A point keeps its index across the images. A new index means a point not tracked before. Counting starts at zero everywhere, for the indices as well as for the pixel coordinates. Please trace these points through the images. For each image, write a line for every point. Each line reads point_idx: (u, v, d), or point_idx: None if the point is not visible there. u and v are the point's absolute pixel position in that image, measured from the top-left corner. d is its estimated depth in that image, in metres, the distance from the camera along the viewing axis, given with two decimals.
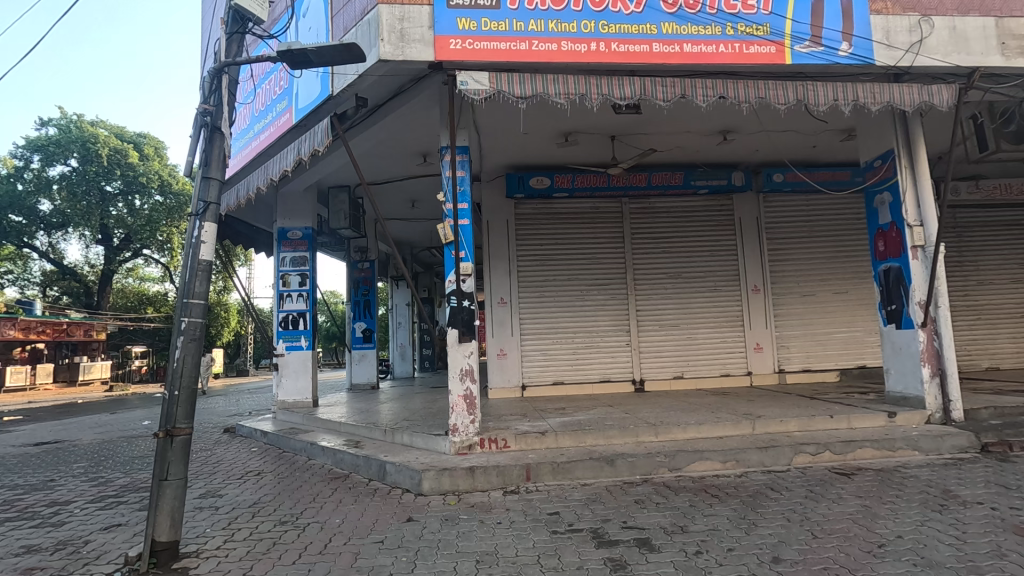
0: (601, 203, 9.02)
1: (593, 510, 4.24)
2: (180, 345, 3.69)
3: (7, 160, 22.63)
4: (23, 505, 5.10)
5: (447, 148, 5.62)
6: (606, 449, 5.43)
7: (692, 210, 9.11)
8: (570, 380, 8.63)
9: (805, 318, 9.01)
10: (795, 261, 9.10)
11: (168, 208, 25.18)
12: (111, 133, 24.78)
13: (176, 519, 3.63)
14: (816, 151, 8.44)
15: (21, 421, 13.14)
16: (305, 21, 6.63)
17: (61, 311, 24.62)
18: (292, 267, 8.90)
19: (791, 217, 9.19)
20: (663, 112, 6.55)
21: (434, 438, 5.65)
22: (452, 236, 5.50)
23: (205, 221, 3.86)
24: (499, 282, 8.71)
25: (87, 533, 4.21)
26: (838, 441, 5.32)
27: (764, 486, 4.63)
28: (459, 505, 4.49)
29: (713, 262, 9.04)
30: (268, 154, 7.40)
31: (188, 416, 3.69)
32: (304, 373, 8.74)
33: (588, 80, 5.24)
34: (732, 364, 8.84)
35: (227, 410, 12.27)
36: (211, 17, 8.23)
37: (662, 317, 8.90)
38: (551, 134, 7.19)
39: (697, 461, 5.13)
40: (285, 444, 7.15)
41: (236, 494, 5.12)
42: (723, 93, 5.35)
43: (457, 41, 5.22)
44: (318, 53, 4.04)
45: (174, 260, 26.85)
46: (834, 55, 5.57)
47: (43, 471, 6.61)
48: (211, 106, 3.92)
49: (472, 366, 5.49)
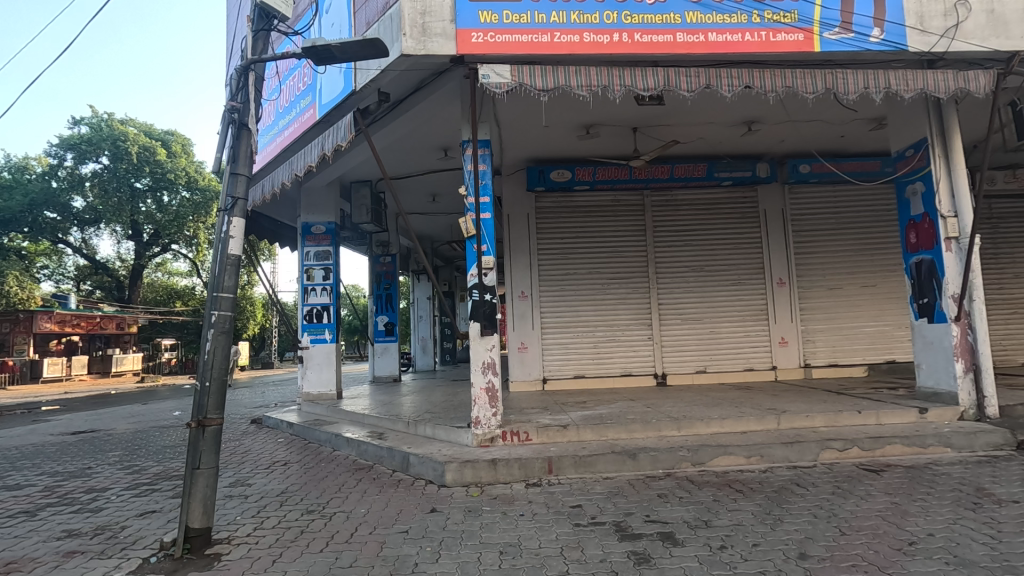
0: (623, 195, 8.95)
1: (615, 503, 4.24)
2: (210, 338, 3.78)
3: (42, 158, 23.36)
4: (62, 491, 5.30)
5: (469, 142, 5.63)
6: (628, 443, 5.41)
7: (715, 202, 8.99)
8: (591, 374, 8.61)
9: (832, 311, 8.83)
10: (821, 254, 8.93)
11: (194, 203, 25.85)
12: (139, 131, 25.34)
13: (208, 507, 3.73)
14: (845, 141, 8.23)
15: (58, 410, 13.66)
16: (328, 17, 6.68)
17: (94, 305, 25.43)
18: (316, 261, 9.04)
19: (818, 209, 9.01)
20: (687, 103, 6.47)
21: (456, 430, 5.71)
22: (473, 230, 5.53)
23: (234, 216, 3.92)
24: (520, 275, 8.72)
25: (123, 519, 4.36)
26: (866, 437, 5.22)
27: (790, 481, 4.57)
28: (482, 496, 4.53)
29: (737, 255, 8.91)
30: (292, 149, 7.50)
31: (218, 407, 3.79)
32: (328, 365, 8.87)
33: (610, 72, 5.23)
34: (756, 358, 8.72)
35: (253, 401, 12.55)
36: (237, 14, 8.37)
37: (685, 311, 8.82)
38: (573, 126, 7.15)
39: (720, 455, 5.09)
40: (310, 435, 7.28)
41: (264, 484, 5.25)
42: (749, 83, 5.29)
43: (479, 34, 5.22)
44: (341, 49, 4.06)
45: (200, 255, 27.51)
46: (865, 42, 5.41)
47: (81, 459, 6.86)
48: (238, 104, 4.00)
49: (494, 359, 5.52)
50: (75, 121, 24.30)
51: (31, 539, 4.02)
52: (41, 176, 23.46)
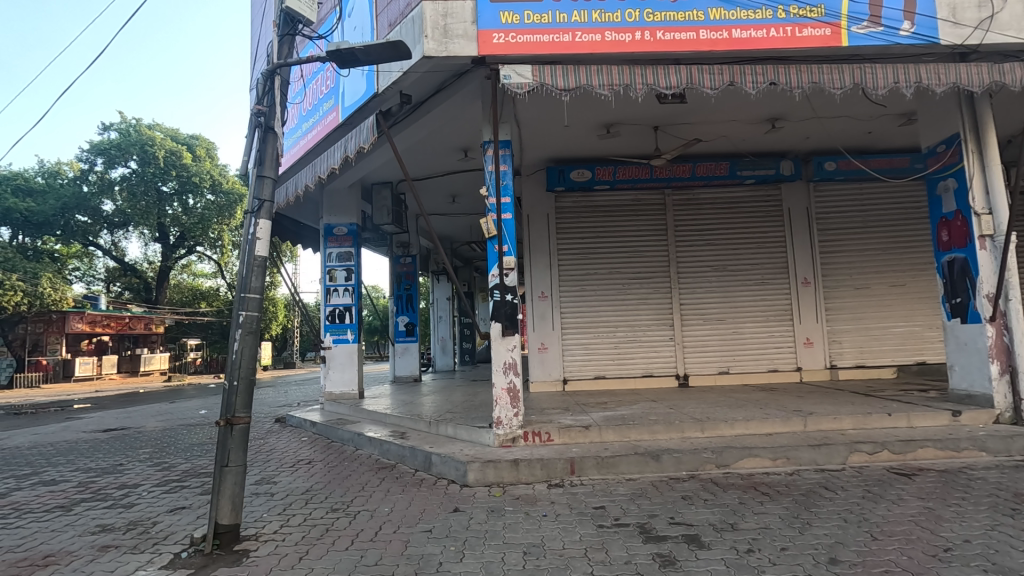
0: (643, 194, 8.88)
1: (639, 504, 4.21)
2: (239, 338, 3.84)
3: (74, 163, 24.06)
4: (95, 487, 5.44)
5: (490, 143, 5.66)
6: (651, 444, 5.36)
7: (737, 201, 8.86)
8: (612, 375, 8.56)
9: (859, 312, 8.65)
10: (847, 254, 8.75)
11: (219, 206, 26.42)
12: (166, 136, 25.92)
13: (236, 504, 3.79)
14: (872, 138, 8.05)
15: (88, 409, 14.06)
16: (351, 20, 6.76)
17: (124, 305, 26.13)
18: (338, 262, 9.14)
19: (844, 207, 8.83)
20: (710, 101, 6.39)
21: (478, 431, 5.72)
22: (494, 231, 5.54)
23: (261, 218, 3.98)
24: (540, 276, 8.71)
25: (155, 515, 4.46)
26: (897, 440, 5.09)
27: (818, 485, 4.48)
28: (505, 497, 4.54)
29: (761, 254, 8.78)
30: (315, 152, 7.60)
31: (246, 405, 3.84)
32: (350, 365, 8.97)
33: (632, 70, 5.20)
34: (781, 359, 8.58)
35: (277, 401, 12.76)
36: (263, 20, 8.53)
37: (707, 312, 8.71)
38: (593, 125, 7.11)
39: (746, 458, 5.01)
40: (333, 435, 7.37)
41: (289, 482, 5.33)
42: (774, 79, 5.22)
43: (500, 35, 5.23)
44: (365, 52, 4.10)
45: (224, 257, 28.07)
46: (894, 36, 5.28)
47: (113, 456, 7.04)
48: (265, 108, 4.07)
49: (516, 359, 5.53)
50: (106, 127, 24.99)
51: (67, 533, 4.13)
52: (73, 180, 24.18)
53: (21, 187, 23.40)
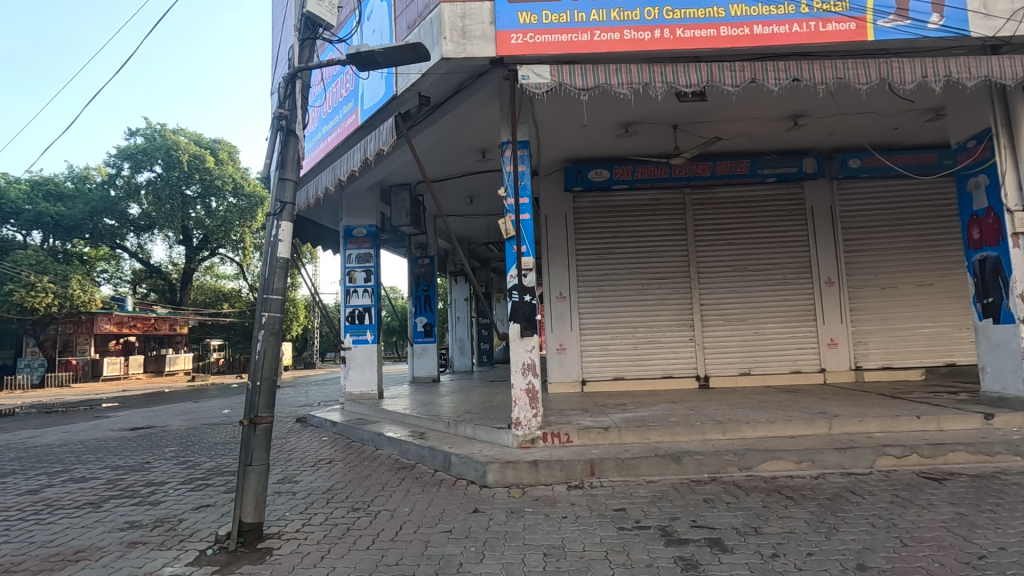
0: (662, 194, 8.80)
1: (660, 507, 4.16)
2: (261, 338, 3.89)
3: (102, 168, 24.69)
4: (124, 484, 5.57)
5: (508, 143, 5.66)
6: (671, 446, 5.30)
7: (759, 200, 8.72)
8: (631, 376, 8.50)
9: (885, 312, 8.46)
10: (872, 253, 8.57)
11: (241, 208, 26.91)
12: (189, 140, 26.42)
13: (260, 502, 3.83)
14: (899, 134, 7.87)
15: (116, 407, 14.44)
16: (370, 24, 6.83)
17: (149, 306, 26.71)
18: (358, 263, 9.23)
19: (869, 205, 8.64)
20: (731, 98, 6.30)
21: (497, 432, 5.72)
22: (513, 231, 5.54)
23: (282, 220, 4.03)
24: (558, 276, 8.69)
25: (181, 512, 4.55)
26: (927, 444, 4.97)
27: (844, 489, 4.39)
28: (524, 498, 4.53)
29: (783, 253, 8.64)
30: (335, 154, 7.68)
31: (268, 405, 3.88)
32: (369, 365, 9.04)
33: (652, 69, 5.15)
34: (804, 360, 8.43)
35: (298, 400, 12.92)
36: (284, 24, 8.67)
37: (727, 312, 8.60)
38: (611, 125, 7.08)
39: (769, 460, 4.93)
40: (353, 434, 7.44)
41: (310, 481, 5.38)
42: (797, 76, 5.13)
43: (518, 35, 5.23)
44: (385, 55, 4.12)
45: (246, 258, 28.56)
46: (922, 29, 5.15)
47: (140, 454, 7.20)
48: (286, 111, 4.12)
49: (534, 360, 5.51)
50: (132, 132, 25.57)
51: (97, 529, 4.23)
52: (101, 184, 24.80)
53: (51, 192, 24.05)
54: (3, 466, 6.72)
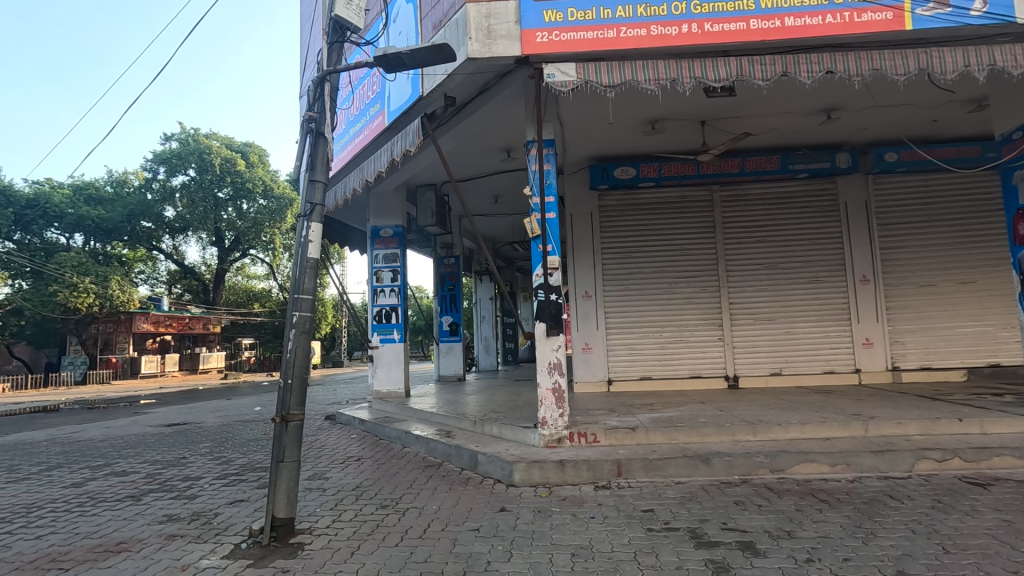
0: (690, 191, 8.67)
1: (689, 509, 4.10)
2: (292, 337, 3.96)
3: (139, 172, 25.54)
4: (162, 478, 5.75)
5: (533, 142, 5.65)
6: (700, 447, 5.23)
7: (790, 196, 8.52)
8: (658, 375, 8.40)
9: (923, 311, 8.19)
10: (909, 249, 8.30)
11: (271, 210, 27.52)
12: (221, 144, 27.14)
13: (291, 498, 3.90)
14: (938, 126, 7.59)
15: (153, 404, 14.92)
16: (396, 26, 6.91)
17: (184, 306, 27.51)
18: (384, 263, 9.34)
19: (906, 200, 8.37)
20: (761, 93, 6.17)
21: (523, 431, 5.72)
22: (538, 230, 5.53)
23: (312, 221, 4.10)
24: (583, 275, 8.65)
25: (216, 507, 4.68)
26: (970, 447, 4.79)
27: (881, 493, 4.26)
28: (551, 497, 4.52)
29: (815, 250, 8.43)
30: (363, 155, 7.78)
31: (299, 403, 3.95)
32: (396, 364, 9.15)
33: (679, 64, 5.09)
34: (837, 361, 8.21)
35: (327, 398, 13.14)
36: (313, 28, 8.83)
37: (757, 311, 8.42)
38: (637, 122, 7.00)
39: (802, 463, 4.81)
40: (380, 432, 7.54)
41: (340, 478, 5.48)
42: (831, 68, 4.99)
43: (543, 34, 5.21)
44: (411, 56, 4.15)
45: (276, 258, 29.22)
46: (964, 16, 4.96)
47: (177, 449, 7.42)
48: (315, 114, 4.19)
49: (561, 359, 5.48)
50: (167, 137, 26.41)
51: (137, 521, 4.38)
52: (139, 188, 25.65)
53: (92, 196, 24.97)
54: (50, 460, 7.00)
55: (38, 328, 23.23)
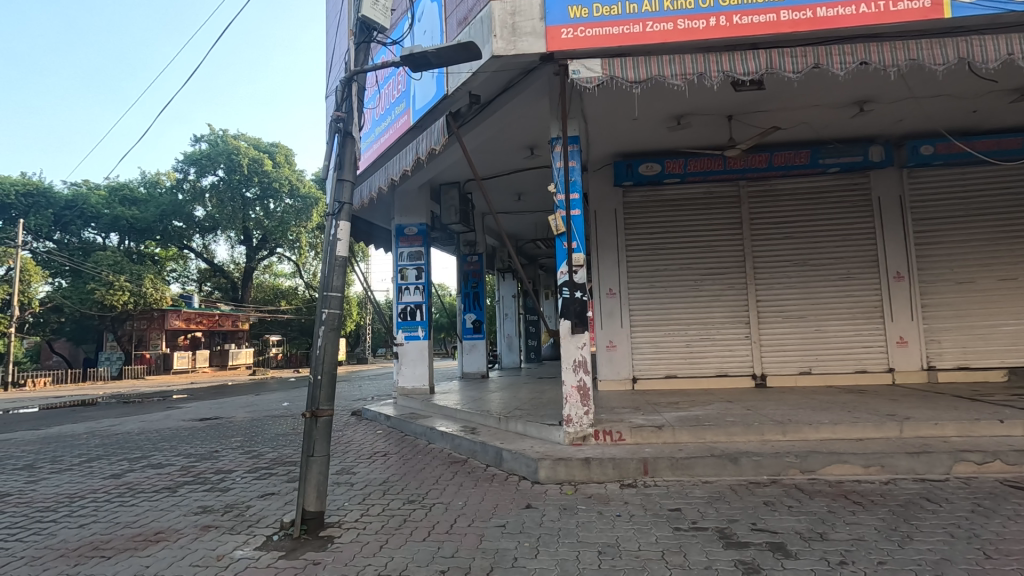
0: (717, 187, 8.54)
1: (717, 509, 4.06)
2: (322, 334, 4.03)
3: (171, 173, 26.26)
4: (196, 471, 5.92)
5: (558, 139, 5.64)
6: (728, 447, 5.15)
7: (821, 191, 8.33)
8: (683, 374, 8.30)
9: (961, 309, 7.94)
10: (946, 245, 8.05)
11: (297, 209, 28.01)
12: (249, 144, 27.72)
13: (321, 492, 3.97)
14: (977, 117, 7.33)
15: (185, 399, 15.35)
16: (421, 25, 6.95)
17: (214, 304, 28.19)
18: (409, 261, 9.43)
19: (943, 194, 8.11)
20: (791, 86, 6.04)
21: (548, 428, 5.72)
22: (563, 227, 5.50)
23: (341, 220, 4.16)
24: (608, 273, 8.60)
25: (248, 499, 4.79)
26: (1012, 450, 4.62)
27: (918, 495, 4.14)
28: (577, 495, 4.51)
29: (846, 247, 8.23)
30: (388, 154, 7.86)
31: (329, 398, 4.01)
32: (421, 360, 9.22)
33: (706, 58, 5.03)
34: (870, 360, 8.01)
35: (352, 395, 13.33)
36: (339, 28, 8.94)
37: (786, 309, 8.26)
38: (663, 117, 6.92)
39: (834, 464, 4.71)
40: (405, 428, 7.63)
41: (367, 473, 5.55)
42: (865, 59, 4.85)
43: (569, 30, 5.18)
44: (437, 55, 4.16)
45: (302, 257, 29.74)
46: (1007, 2, 4.77)
47: (209, 443, 7.62)
48: (343, 114, 4.24)
49: (586, 357, 5.45)
50: (197, 139, 27.09)
51: (174, 512, 4.52)
52: (170, 189, 26.37)
53: (127, 197, 25.75)
54: (90, 451, 7.27)
55: (76, 325, 24.09)
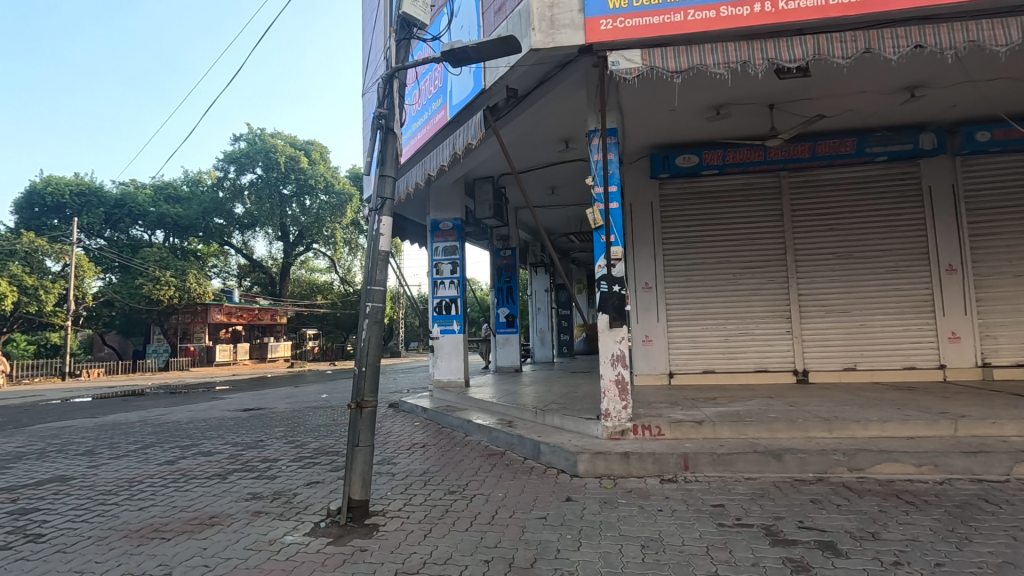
0: (756, 178, 8.34)
1: (762, 505, 3.99)
2: (366, 327, 4.11)
3: (212, 172, 27.12)
4: (244, 459, 6.13)
5: (596, 131, 5.61)
6: (771, 443, 5.05)
7: (867, 180, 8.03)
8: (721, 369, 8.17)
9: (1019, 303, 7.57)
10: (1003, 236, 7.68)
11: (332, 206, 28.65)
12: (286, 142, 28.44)
13: (366, 481, 4.07)
14: None
15: (228, 390, 15.89)
16: (457, 20, 7.01)
17: (253, 298, 29.05)
18: (444, 256, 9.53)
19: (999, 182, 7.73)
20: (839, 72, 5.83)
21: (586, 422, 5.71)
22: (602, 221, 5.47)
23: (383, 214, 4.23)
24: (644, 266, 8.52)
25: (295, 487, 4.94)
26: None
27: (976, 496, 3.99)
28: (617, 489, 4.50)
29: (894, 238, 7.93)
30: (424, 150, 7.94)
31: (373, 390, 4.08)
32: (456, 354, 9.30)
33: (751, 45, 4.94)
34: (919, 355, 7.73)
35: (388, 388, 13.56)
36: (376, 24, 9.05)
37: (829, 303, 8.02)
38: (702, 108, 6.79)
39: (883, 462, 4.57)
40: (442, 420, 7.74)
41: (407, 463, 5.66)
42: (920, 42, 4.66)
43: (608, 21, 5.13)
44: (477, 49, 4.16)
45: (337, 252, 30.41)
46: None
47: (254, 432, 7.90)
48: (385, 110, 4.29)
49: (624, 352, 5.39)
50: (235, 138, 27.94)
51: (225, 498, 4.69)
52: (212, 187, 27.24)
53: (171, 195, 26.66)
54: (144, 439, 7.61)
55: (125, 318, 25.19)
